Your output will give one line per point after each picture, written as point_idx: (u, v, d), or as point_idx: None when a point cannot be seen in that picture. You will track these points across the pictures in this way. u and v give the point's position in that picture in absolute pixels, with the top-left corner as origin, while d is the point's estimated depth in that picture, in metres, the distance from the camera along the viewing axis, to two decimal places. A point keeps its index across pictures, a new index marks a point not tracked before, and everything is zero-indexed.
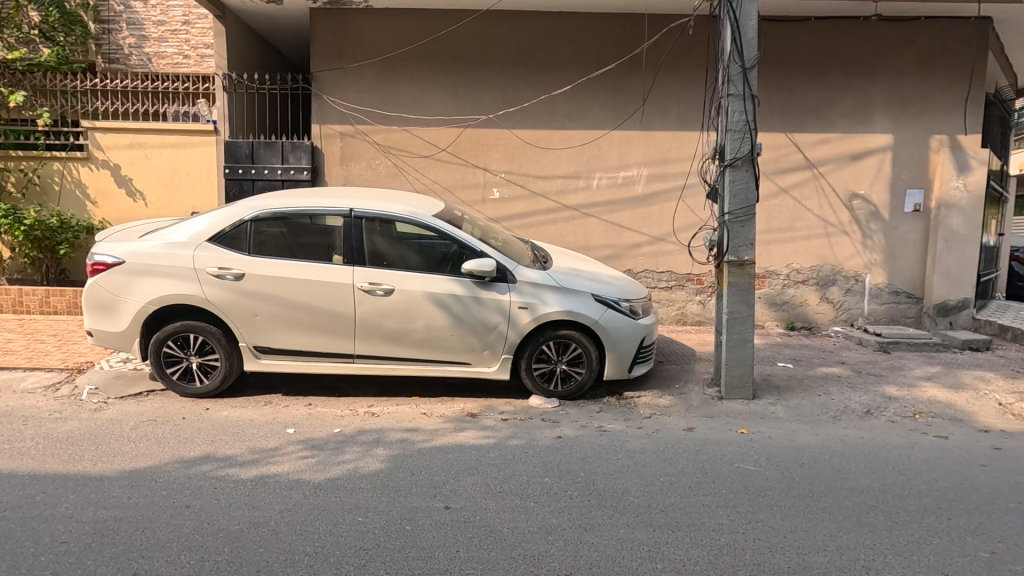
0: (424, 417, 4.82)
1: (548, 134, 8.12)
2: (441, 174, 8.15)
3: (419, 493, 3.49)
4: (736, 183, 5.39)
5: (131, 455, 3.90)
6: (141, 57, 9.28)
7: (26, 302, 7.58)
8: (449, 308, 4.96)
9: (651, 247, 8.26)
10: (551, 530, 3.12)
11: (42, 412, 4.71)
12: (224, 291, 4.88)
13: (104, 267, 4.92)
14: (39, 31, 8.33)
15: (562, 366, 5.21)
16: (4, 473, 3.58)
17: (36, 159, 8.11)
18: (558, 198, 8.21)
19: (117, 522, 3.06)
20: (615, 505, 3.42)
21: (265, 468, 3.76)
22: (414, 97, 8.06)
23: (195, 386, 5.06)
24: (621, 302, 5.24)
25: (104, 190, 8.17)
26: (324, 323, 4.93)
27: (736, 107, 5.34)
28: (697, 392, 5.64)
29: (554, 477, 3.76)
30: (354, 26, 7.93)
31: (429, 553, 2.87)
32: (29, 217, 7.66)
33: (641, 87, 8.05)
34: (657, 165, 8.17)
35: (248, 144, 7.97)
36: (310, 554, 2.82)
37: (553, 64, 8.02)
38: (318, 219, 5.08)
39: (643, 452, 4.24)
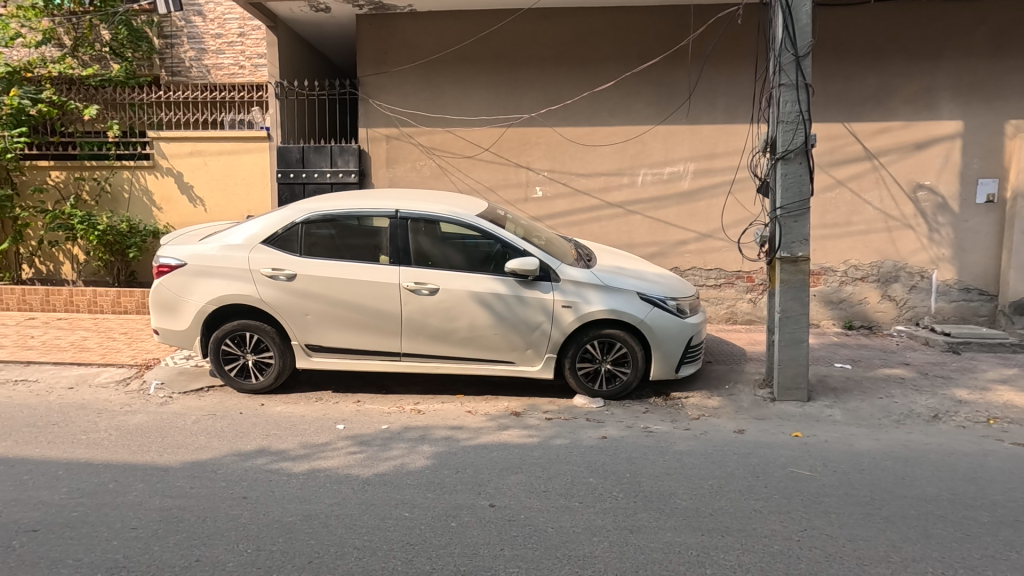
0: (469, 415, 4.86)
1: (591, 131, 8.03)
2: (484, 174, 8.21)
3: (465, 490, 3.52)
4: (788, 176, 5.19)
5: (193, 447, 4.11)
6: (201, 69, 9.56)
7: (99, 302, 8.09)
8: (493, 307, 4.99)
9: (698, 244, 8.06)
10: (596, 531, 3.09)
11: (114, 405, 5.03)
12: (277, 291, 5.06)
13: (168, 268, 5.19)
14: (110, 47, 8.98)
15: (607, 365, 5.15)
16: (79, 462, 3.84)
17: (108, 168, 8.65)
18: (601, 195, 8.12)
19: (181, 511, 3.22)
20: (662, 507, 3.35)
21: (316, 462, 3.89)
22: (457, 99, 8.14)
23: (251, 382, 5.27)
24: (667, 300, 5.13)
25: (167, 196, 8.64)
26: (372, 322, 5.05)
27: (788, 98, 5.13)
28: (748, 393, 5.46)
29: (599, 477, 3.72)
30: (397, 30, 8.08)
31: (474, 550, 2.89)
32: (102, 223, 8.17)
33: (687, 80, 7.86)
34: (704, 160, 7.95)
35: (299, 149, 8.25)
36: (359, 548, 2.89)
37: (596, 60, 7.94)
38: (366, 220, 5.21)
39: (691, 454, 4.14)
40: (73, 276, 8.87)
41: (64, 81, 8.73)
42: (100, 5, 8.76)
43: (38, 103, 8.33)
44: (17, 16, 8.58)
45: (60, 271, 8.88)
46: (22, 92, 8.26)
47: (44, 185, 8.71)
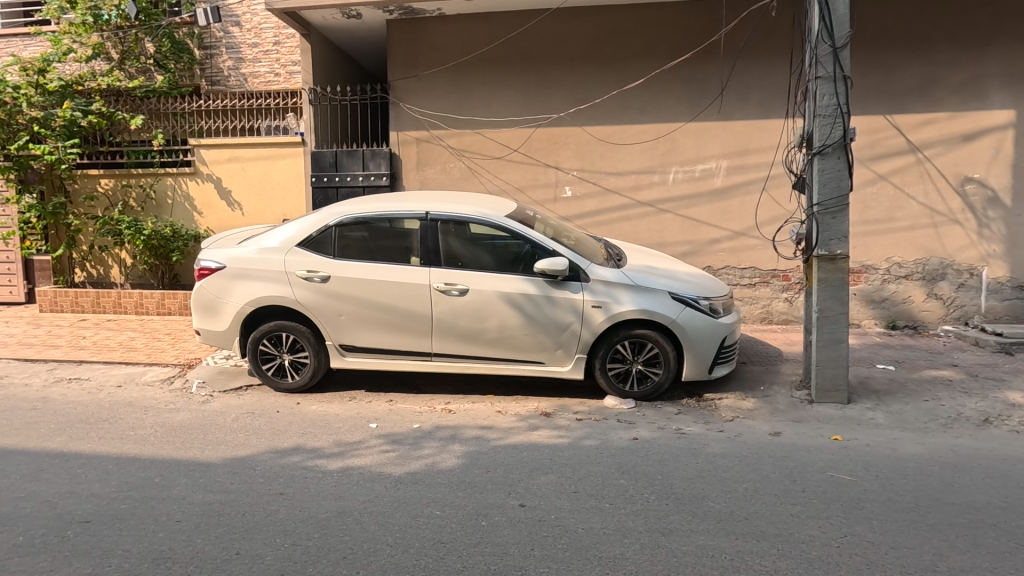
0: (499, 415, 4.88)
1: (620, 129, 7.96)
2: (513, 175, 8.23)
3: (495, 489, 3.54)
4: (826, 172, 5.04)
5: (233, 444, 4.25)
6: (239, 78, 9.65)
7: (144, 304, 8.44)
8: (522, 308, 5.00)
9: (731, 242, 7.90)
10: (627, 533, 3.06)
11: (159, 403, 5.24)
12: (312, 293, 5.19)
13: (209, 271, 5.37)
14: (153, 59, 9.33)
15: (638, 366, 5.10)
16: (127, 457, 4.02)
17: (152, 175, 9.01)
18: (632, 194, 8.04)
19: (221, 505, 3.33)
20: (694, 510, 3.30)
21: (350, 460, 3.97)
22: (485, 101, 8.18)
23: (288, 381, 5.41)
24: (700, 300, 5.05)
25: (208, 202, 8.95)
26: (403, 323, 5.12)
27: (826, 90, 4.98)
28: (784, 394, 5.33)
29: (630, 478, 3.68)
30: (427, 34, 8.16)
31: (504, 549, 2.90)
32: (148, 228, 8.53)
33: (719, 75, 7.72)
34: (737, 156, 7.80)
35: (332, 153, 8.43)
36: (391, 545, 2.93)
37: (625, 57, 7.86)
38: (397, 222, 5.29)
39: (725, 457, 4.06)
40: (120, 279, 9.27)
41: (112, 93, 9.13)
42: (144, 19, 9.14)
43: (89, 115, 8.74)
44: (69, 32, 9.03)
45: (108, 274, 9.30)
46: (74, 104, 8.69)
47: (94, 193, 9.12)
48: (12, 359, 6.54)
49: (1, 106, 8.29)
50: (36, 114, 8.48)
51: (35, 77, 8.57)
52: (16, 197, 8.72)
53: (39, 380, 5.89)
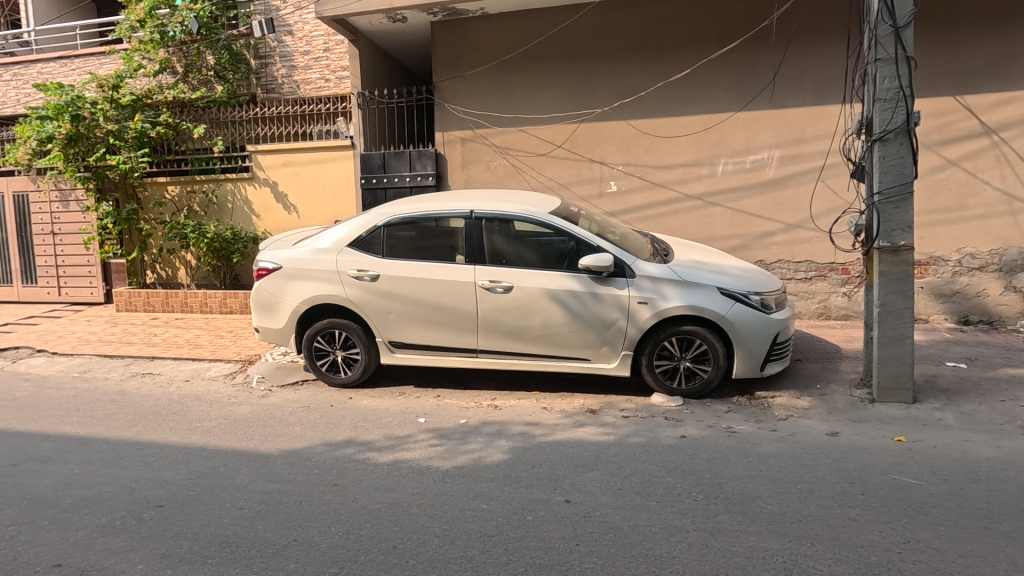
0: (544, 412, 4.90)
1: (666, 122, 7.81)
2: (557, 171, 8.21)
3: (540, 485, 3.56)
4: (887, 159, 4.78)
5: (290, 436, 4.46)
6: (292, 85, 9.97)
7: (208, 303, 8.94)
8: (568, 304, 4.99)
9: (785, 235, 7.63)
10: (674, 531, 3.02)
11: (223, 396, 5.55)
12: (362, 291, 5.35)
13: (266, 272, 5.62)
14: (214, 71, 9.79)
15: (686, 363, 5.00)
16: (195, 447, 4.29)
17: (214, 181, 9.53)
18: (679, 187, 7.87)
19: (280, 494, 3.51)
20: (745, 510, 3.22)
21: (399, 454, 4.09)
22: (528, 98, 8.19)
23: (341, 376, 5.61)
24: (751, 295, 4.91)
25: (265, 205, 9.37)
26: (450, 320, 5.21)
27: (886, 73, 4.72)
28: (843, 393, 5.11)
29: (677, 477, 3.63)
30: (471, 34, 8.21)
31: (549, 544, 2.92)
32: (210, 232, 9.01)
33: (770, 62, 7.45)
34: (790, 146, 7.51)
35: (381, 155, 8.66)
36: (439, 537, 3.00)
37: (671, 48, 7.69)
38: (443, 221, 5.39)
39: (779, 457, 3.94)
40: (187, 280, 9.87)
41: (178, 104, 9.68)
42: (205, 34, 9.64)
43: (157, 126, 9.33)
44: (139, 50, 9.63)
45: (176, 275, 9.93)
46: (144, 116, 9.29)
47: (162, 200, 9.75)
48: (94, 355, 7.08)
49: (81, 121, 8.93)
50: (111, 127, 9.12)
51: (110, 93, 9.24)
52: (95, 205, 9.37)
53: (117, 375, 6.36)
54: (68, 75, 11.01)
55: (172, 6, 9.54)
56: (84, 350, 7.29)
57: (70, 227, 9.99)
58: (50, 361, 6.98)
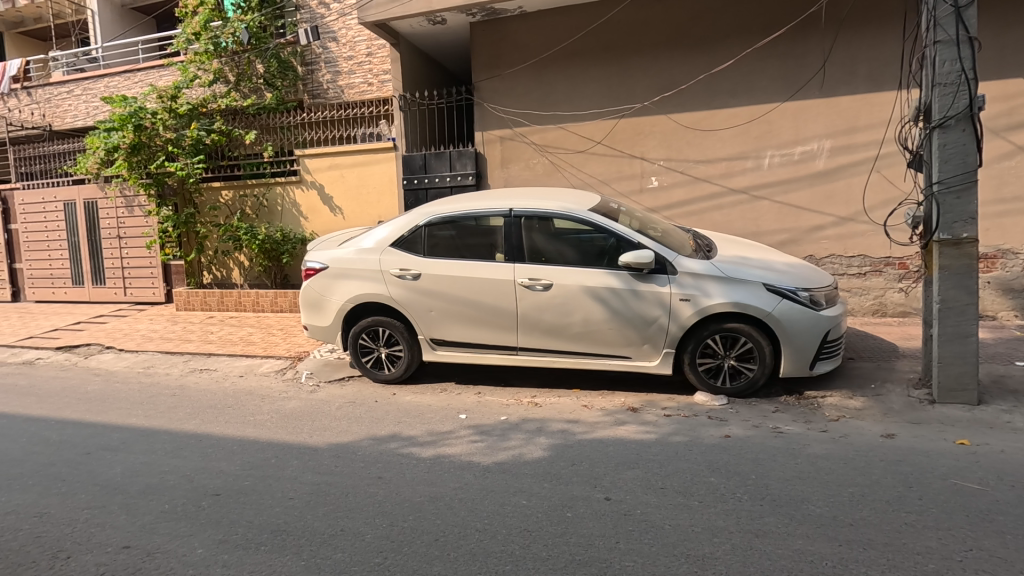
0: (584, 410, 4.89)
1: (709, 114, 7.63)
2: (597, 168, 8.15)
3: (580, 482, 3.56)
4: (947, 146, 4.53)
5: (337, 430, 4.61)
6: (336, 90, 10.38)
7: (260, 302, 9.33)
8: (607, 302, 4.96)
9: (836, 229, 7.34)
10: (717, 532, 2.97)
11: (274, 391, 5.79)
12: (405, 290, 5.47)
13: (313, 271, 5.81)
14: (263, 79, 10.15)
15: (730, 361, 4.89)
16: (249, 439, 4.50)
17: (265, 185, 9.93)
18: (723, 181, 7.68)
19: (327, 486, 3.64)
20: (792, 513, 3.12)
21: (441, 449, 4.17)
22: (567, 95, 8.16)
23: (384, 373, 5.76)
24: (799, 292, 4.75)
25: (312, 206, 9.70)
26: (490, 318, 5.26)
27: (947, 56, 4.47)
28: (900, 394, 4.88)
29: (721, 477, 3.56)
30: (509, 33, 8.23)
31: (589, 541, 2.92)
32: (262, 234, 9.36)
33: (820, 49, 7.16)
34: (842, 136, 7.21)
35: (422, 156, 8.81)
36: (479, 531, 3.05)
37: (713, 38, 7.50)
38: (483, 220, 5.44)
39: (829, 458, 3.80)
40: (241, 280, 10.33)
41: (230, 112, 10.09)
42: (255, 43, 10.01)
43: (211, 133, 9.75)
44: (194, 61, 10.08)
45: (231, 276, 10.40)
46: (199, 125, 9.72)
47: (217, 204, 10.22)
48: (156, 351, 7.51)
49: (143, 130, 9.46)
50: (170, 136, 9.62)
51: (169, 103, 9.71)
52: (156, 210, 9.90)
53: (178, 370, 6.73)
54: (132, 88, 11.69)
55: (224, 19, 9.96)
56: (148, 347, 7.73)
57: (134, 231, 10.60)
58: (117, 357, 7.44)
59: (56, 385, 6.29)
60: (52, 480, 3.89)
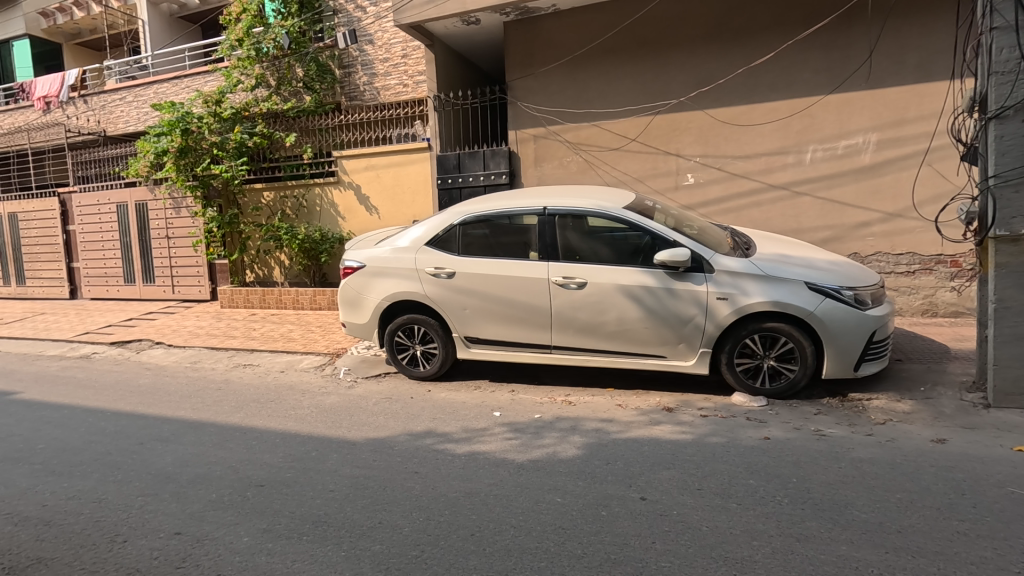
0: (619, 409, 4.86)
1: (748, 109, 7.45)
2: (632, 165, 8.07)
3: (615, 481, 3.54)
4: (1005, 138, 4.31)
5: (374, 425, 4.71)
6: (372, 92, 10.59)
7: (300, 300, 9.60)
8: (642, 300, 4.91)
9: (883, 225, 7.08)
10: (757, 535, 2.91)
11: (313, 386, 5.95)
12: (440, 288, 5.53)
13: (351, 270, 5.94)
14: (303, 82, 10.40)
15: (770, 361, 4.78)
16: (290, 433, 4.64)
17: (304, 186, 10.21)
18: (762, 177, 7.49)
19: (366, 479, 3.73)
20: (835, 517, 3.04)
21: (476, 446, 4.21)
22: (601, 92, 8.10)
23: (420, 370, 5.84)
24: (843, 291, 4.60)
25: (350, 207, 9.93)
26: (524, 316, 5.28)
27: (1004, 43, 4.25)
28: (952, 397, 4.67)
29: (760, 479, 3.49)
30: (543, 31, 8.21)
31: (624, 540, 2.91)
32: (301, 234, 9.60)
33: (866, 39, 6.91)
34: (889, 129, 6.95)
35: (456, 155, 8.90)
36: (514, 527, 3.07)
37: (753, 31, 7.33)
38: (516, 219, 5.46)
39: (875, 463, 3.67)
40: (282, 279, 10.65)
41: (272, 115, 10.38)
42: (295, 48, 10.28)
43: (254, 136, 10.08)
44: (237, 67, 10.41)
45: (272, 274, 10.74)
46: (243, 128, 10.06)
47: (259, 205, 10.56)
48: (203, 347, 7.82)
49: (190, 134, 9.84)
50: (215, 139, 9.97)
51: (214, 108, 10.08)
52: (202, 210, 10.29)
53: (223, 365, 6.99)
54: (179, 94, 12.19)
55: (266, 25, 10.26)
56: (195, 343, 8.05)
57: (182, 232, 11.05)
58: (167, 352, 7.77)
59: (111, 378, 6.63)
60: (108, 468, 4.10)
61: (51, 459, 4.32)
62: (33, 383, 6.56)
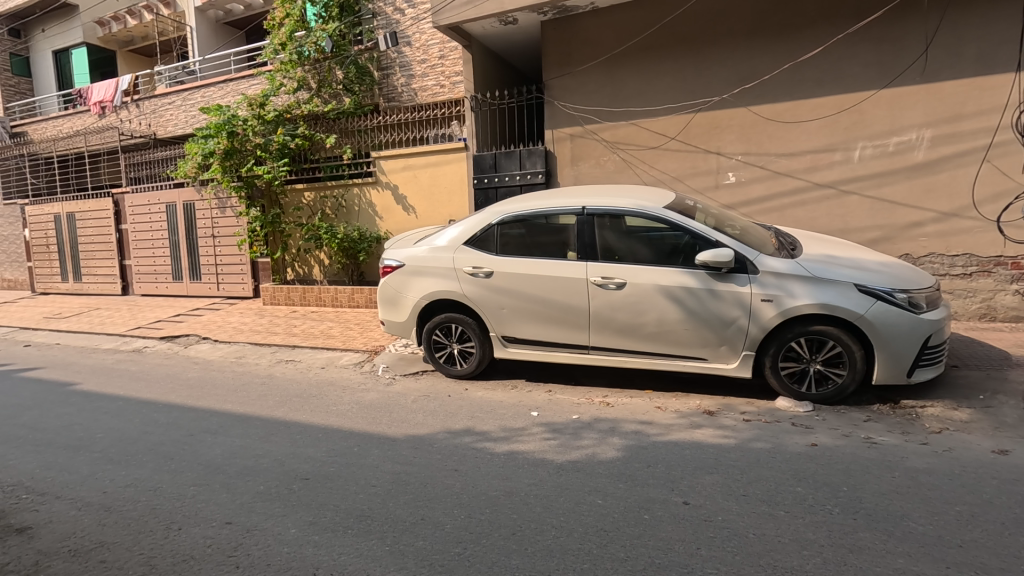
0: (659, 411, 4.79)
1: (793, 105, 7.25)
2: (671, 164, 7.95)
3: (656, 484, 3.50)
4: None
5: (414, 422, 4.78)
6: (410, 92, 10.67)
7: (338, 298, 9.81)
8: (683, 302, 4.83)
9: (937, 225, 6.79)
10: (807, 544, 2.83)
11: (353, 382, 6.08)
12: (477, 288, 5.56)
13: (390, 269, 6.03)
14: (343, 85, 10.60)
15: (817, 366, 4.63)
16: (332, 428, 4.75)
17: (344, 186, 10.44)
18: (807, 176, 7.27)
19: (407, 476, 3.78)
20: (891, 529, 2.93)
21: (514, 445, 4.22)
22: (640, 90, 8.00)
23: (457, 368, 5.89)
24: (896, 293, 4.43)
25: (387, 207, 10.10)
26: (561, 316, 5.26)
27: None
28: (1014, 406, 4.45)
29: (809, 487, 3.39)
30: (581, 29, 8.16)
31: (668, 545, 2.87)
32: (341, 233, 9.77)
33: (920, 32, 6.63)
34: (945, 125, 6.65)
35: (492, 155, 8.94)
36: (556, 528, 3.07)
37: (799, 25, 7.12)
38: (554, 219, 5.45)
39: (932, 474, 3.52)
40: (321, 277, 10.91)
41: (312, 117, 10.61)
42: (336, 51, 10.50)
43: (296, 138, 10.35)
44: (281, 70, 10.70)
45: (312, 273, 11.00)
46: (285, 130, 10.34)
47: (300, 205, 10.87)
48: (247, 343, 8.07)
49: (235, 137, 10.15)
50: (259, 141, 10.27)
51: (258, 110, 10.36)
52: (246, 210, 10.60)
53: (266, 360, 7.20)
54: (225, 97, 12.61)
55: (308, 29, 10.51)
56: (239, 338, 8.32)
57: (227, 231, 11.43)
58: (213, 347, 8.06)
59: (162, 371, 6.91)
60: (162, 458, 4.28)
61: (109, 448, 4.54)
62: (91, 375, 6.90)
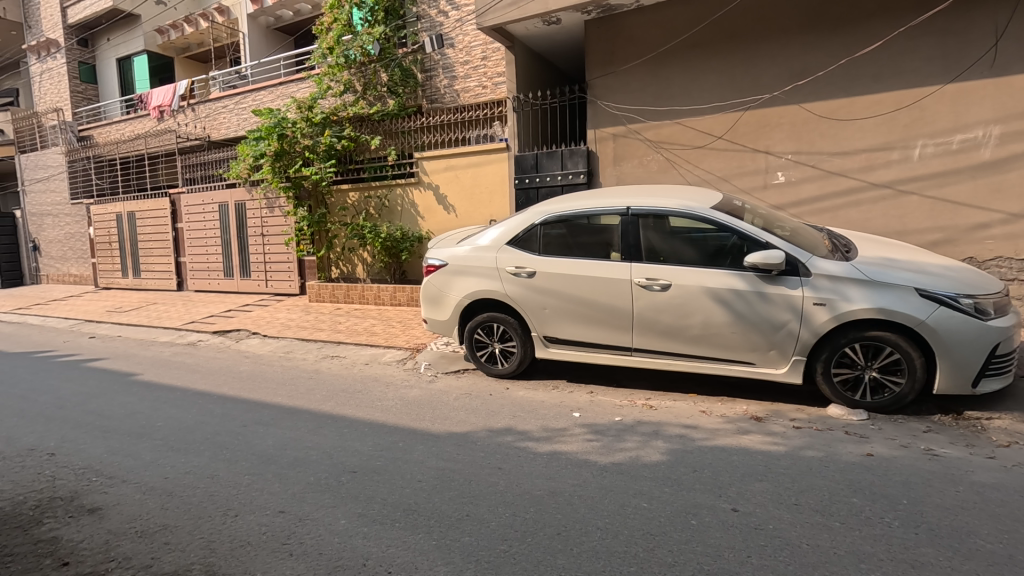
0: (704, 415, 4.70)
1: (848, 102, 6.98)
2: (717, 163, 7.78)
3: (703, 490, 3.44)
4: None
5: (456, 420, 4.84)
6: (452, 94, 10.79)
7: (381, 296, 10.01)
8: (731, 304, 4.72)
9: (1005, 227, 6.42)
10: (863, 557, 2.73)
11: (396, 379, 6.21)
12: (520, 287, 5.58)
13: (433, 268, 6.12)
14: (387, 87, 10.81)
15: (873, 373, 4.46)
16: (377, 423, 4.86)
17: (387, 186, 10.65)
18: (862, 175, 7.00)
19: (451, 473, 3.82)
20: (955, 545, 2.80)
21: (557, 445, 4.22)
22: (685, 88, 7.87)
23: (498, 367, 5.93)
24: (961, 299, 4.22)
25: (429, 208, 10.25)
26: (604, 316, 5.22)
27: None
28: None
29: (865, 498, 3.27)
30: (625, 28, 8.08)
31: (717, 551, 2.82)
32: (384, 233, 9.96)
33: (988, 23, 6.29)
34: (1016, 121, 6.28)
35: (534, 155, 8.96)
36: (601, 529, 3.06)
37: (855, 19, 6.86)
38: (597, 219, 5.42)
39: (1000, 489, 3.33)
40: (365, 275, 11.16)
41: (357, 119, 10.86)
42: (382, 55, 10.73)
43: (342, 139, 10.63)
44: (328, 74, 11.00)
45: (355, 271, 11.26)
46: (331, 132, 10.61)
47: (345, 205, 11.12)
48: (294, 338, 8.34)
49: (285, 139, 10.47)
50: (307, 143, 10.54)
51: (307, 113, 10.65)
52: (294, 210, 10.93)
53: (313, 355, 7.43)
54: (275, 101, 13.05)
55: (354, 33, 10.75)
56: (287, 334, 8.60)
57: (275, 230, 11.83)
58: (262, 342, 8.37)
59: (216, 364, 7.22)
60: (218, 447, 4.47)
61: (169, 436, 4.77)
62: (151, 366, 7.27)
